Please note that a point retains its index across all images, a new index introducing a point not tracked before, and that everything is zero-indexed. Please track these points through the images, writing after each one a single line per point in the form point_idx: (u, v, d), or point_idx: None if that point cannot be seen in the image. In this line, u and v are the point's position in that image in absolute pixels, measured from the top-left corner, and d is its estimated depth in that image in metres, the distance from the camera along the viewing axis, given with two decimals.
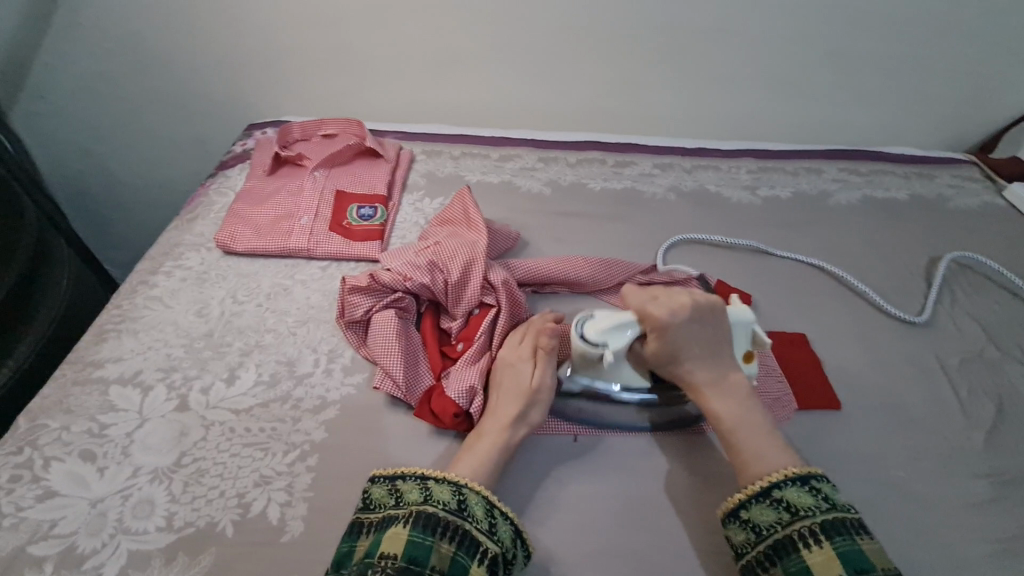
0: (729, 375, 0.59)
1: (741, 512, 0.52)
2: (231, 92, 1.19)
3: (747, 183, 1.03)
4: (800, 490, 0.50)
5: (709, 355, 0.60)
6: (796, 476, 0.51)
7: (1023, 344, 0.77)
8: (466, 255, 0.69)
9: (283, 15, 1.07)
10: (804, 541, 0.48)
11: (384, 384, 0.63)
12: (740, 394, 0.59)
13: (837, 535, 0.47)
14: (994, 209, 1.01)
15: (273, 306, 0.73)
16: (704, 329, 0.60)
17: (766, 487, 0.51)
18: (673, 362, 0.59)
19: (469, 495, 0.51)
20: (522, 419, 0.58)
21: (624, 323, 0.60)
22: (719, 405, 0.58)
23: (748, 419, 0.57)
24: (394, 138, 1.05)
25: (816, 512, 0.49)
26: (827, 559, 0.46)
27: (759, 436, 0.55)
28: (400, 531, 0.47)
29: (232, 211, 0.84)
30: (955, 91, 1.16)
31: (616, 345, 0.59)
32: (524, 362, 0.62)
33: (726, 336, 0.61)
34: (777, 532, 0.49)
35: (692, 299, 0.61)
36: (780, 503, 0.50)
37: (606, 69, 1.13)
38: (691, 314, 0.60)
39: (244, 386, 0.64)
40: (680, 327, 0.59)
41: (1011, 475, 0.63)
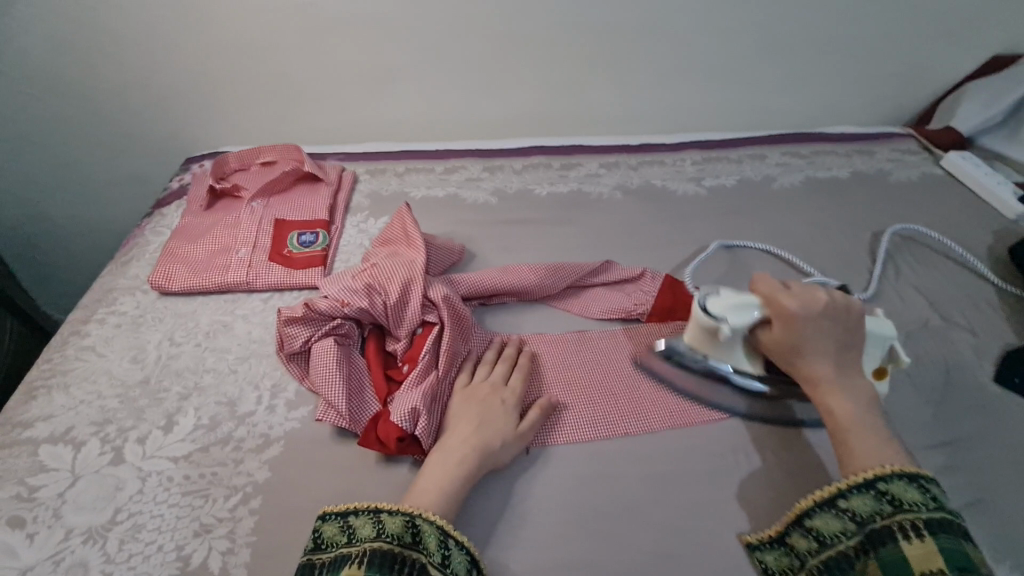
0: (852, 377, 0.56)
1: (840, 500, 0.50)
2: (166, 125, 1.16)
3: (692, 175, 1.04)
4: (908, 485, 0.48)
5: (836, 353, 0.57)
6: (904, 472, 0.49)
7: (965, 310, 0.79)
8: (404, 275, 0.68)
9: (212, 44, 1.05)
10: (903, 532, 0.46)
11: (328, 415, 0.61)
12: (864, 395, 0.55)
13: (941, 532, 0.45)
14: (932, 179, 1.03)
15: (213, 344, 0.71)
16: (835, 326, 0.57)
17: (870, 478, 0.49)
18: (794, 354, 0.57)
19: (423, 526, 0.49)
20: (494, 453, 0.57)
21: (751, 305, 0.59)
22: (838, 404, 0.54)
23: (868, 422, 0.53)
24: (336, 160, 1.04)
25: (923, 509, 0.47)
26: (927, 553, 0.44)
27: (881, 444, 0.51)
28: (355, 571, 0.46)
29: (168, 250, 0.81)
30: (887, 67, 1.19)
31: (736, 321, 0.59)
32: (512, 405, 0.62)
33: (859, 340, 0.58)
34: (877, 522, 0.47)
35: (830, 296, 0.59)
36: (883, 496, 0.48)
37: (544, 72, 1.13)
38: (826, 309, 0.57)
39: (183, 432, 0.62)
40: (812, 319, 0.57)
41: (961, 442, 0.63)
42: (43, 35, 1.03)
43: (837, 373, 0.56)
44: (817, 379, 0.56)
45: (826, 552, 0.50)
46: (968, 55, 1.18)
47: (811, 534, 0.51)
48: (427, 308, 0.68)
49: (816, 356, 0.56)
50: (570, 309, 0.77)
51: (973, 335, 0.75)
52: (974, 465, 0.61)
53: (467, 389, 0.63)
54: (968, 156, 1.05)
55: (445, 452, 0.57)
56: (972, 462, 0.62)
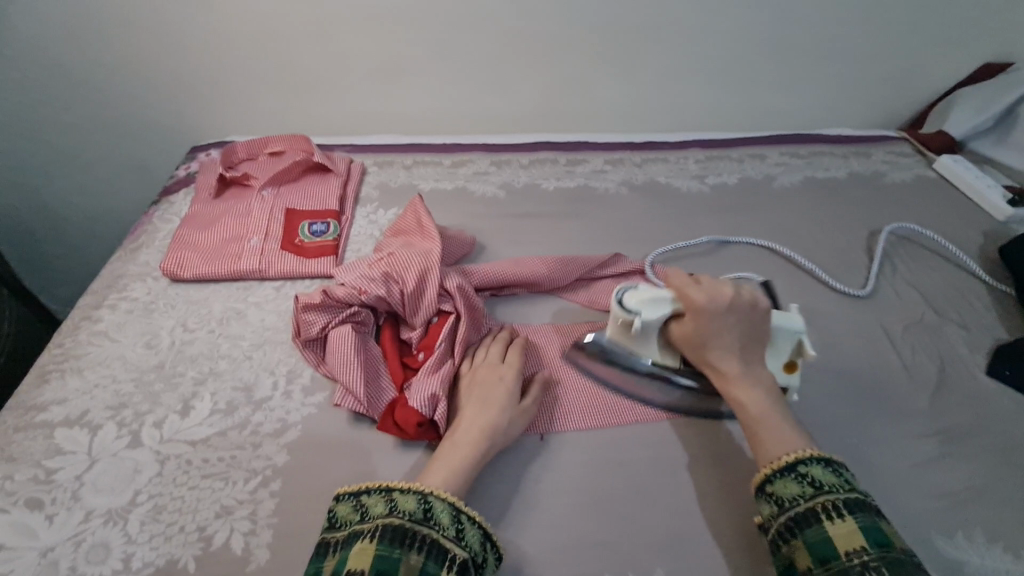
0: (756, 369, 0.58)
1: (766, 486, 0.51)
2: (171, 114, 1.16)
3: (696, 172, 1.06)
4: (825, 468, 0.49)
5: (743, 346, 0.59)
6: (819, 456, 0.50)
7: (958, 307, 0.82)
8: (421, 264, 0.69)
9: (221, 32, 1.05)
10: (826, 513, 0.46)
11: (345, 400, 0.62)
12: (768, 387, 0.58)
13: (858, 511, 0.46)
14: (926, 181, 1.06)
15: (226, 331, 0.71)
16: (743, 321, 0.59)
17: (791, 462, 0.50)
18: (704, 347, 0.59)
19: (435, 503, 0.50)
20: (504, 432, 0.59)
21: (664, 299, 0.62)
22: (743, 394, 0.57)
23: (773, 412, 0.55)
24: (344, 152, 1.04)
25: (840, 490, 0.47)
26: (849, 532, 0.45)
27: (785, 432, 0.53)
28: (367, 546, 0.46)
29: (178, 237, 0.81)
30: (883, 71, 1.22)
31: (649, 316, 0.62)
32: (511, 379, 0.63)
33: (765, 332, 0.60)
34: (800, 505, 0.48)
35: (737, 290, 0.60)
36: (805, 478, 0.49)
37: (551, 68, 1.14)
38: (731, 303, 0.59)
39: (200, 416, 0.62)
40: (719, 315, 0.59)
41: (957, 432, 0.66)
42: (48, 19, 1.02)
43: (744, 366, 0.58)
44: (726, 373, 0.58)
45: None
46: (959, 63, 1.22)
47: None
48: (442, 298, 0.69)
49: (723, 349, 0.58)
50: (579, 302, 0.79)
51: (966, 330, 0.78)
52: (969, 452, 0.64)
53: (471, 371, 0.65)
54: (959, 159, 1.08)
55: (460, 433, 0.58)
56: (965, 450, 0.64)
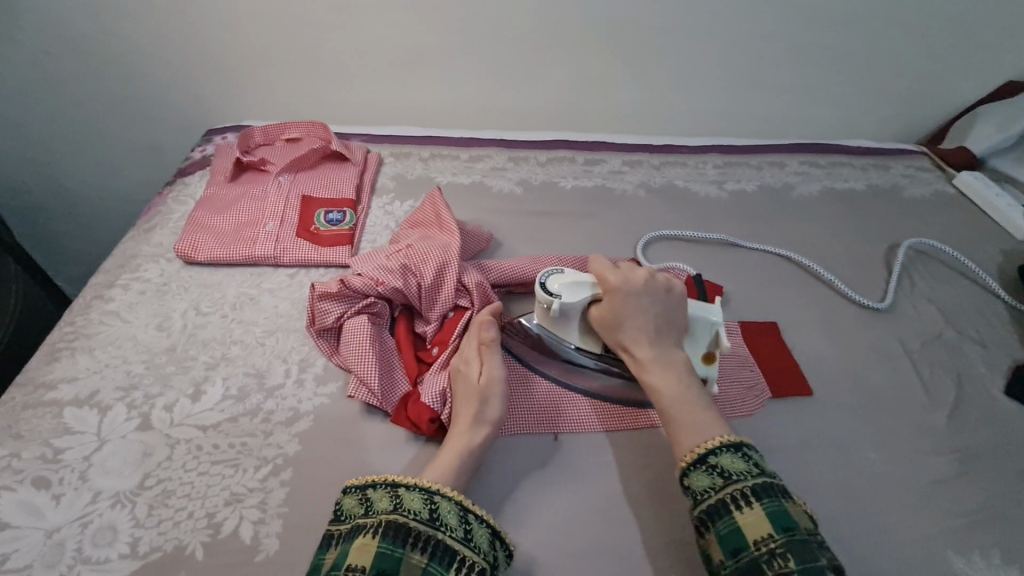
0: (673, 353, 0.58)
1: (681, 479, 0.50)
2: (187, 95, 1.15)
3: (714, 178, 1.05)
4: (733, 455, 0.48)
5: (658, 331, 0.59)
6: (729, 443, 0.49)
7: (977, 324, 0.81)
8: (439, 258, 0.68)
9: (242, 16, 1.04)
10: (735, 503, 0.46)
11: (359, 392, 0.61)
12: (683, 371, 0.56)
13: (765, 496, 0.46)
14: (945, 197, 1.06)
15: (239, 317, 0.71)
16: (655, 306, 0.59)
17: (701, 454, 0.49)
18: (619, 333, 0.59)
19: (441, 503, 0.49)
20: (482, 417, 0.57)
21: (585, 284, 0.61)
22: (656, 377, 0.56)
23: (685, 394, 0.54)
24: (360, 141, 1.03)
25: (748, 476, 0.47)
26: (757, 519, 0.45)
27: (696, 414, 0.52)
28: (369, 542, 0.45)
29: (193, 219, 0.80)
30: (906, 85, 1.21)
31: (568, 297, 0.60)
32: (468, 360, 0.61)
33: (678, 318, 0.60)
34: (711, 498, 0.47)
35: (650, 275, 0.61)
36: (714, 469, 0.48)
37: (572, 67, 1.13)
38: (644, 286, 0.60)
39: (211, 401, 0.61)
40: (632, 297, 0.59)
41: (975, 450, 0.65)
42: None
43: (657, 350, 0.57)
44: (640, 357, 0.57)
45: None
46: (982, 80, 1.21)
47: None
48: (459, 293, 0.68)
49: (636, 333, 0.58)
50: None
51: (985, 348, 0.77)
52: (986, 472, 0.63)
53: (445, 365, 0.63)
54: (979, 176, 1.07)
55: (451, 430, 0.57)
56: (984, 469, 0.63)
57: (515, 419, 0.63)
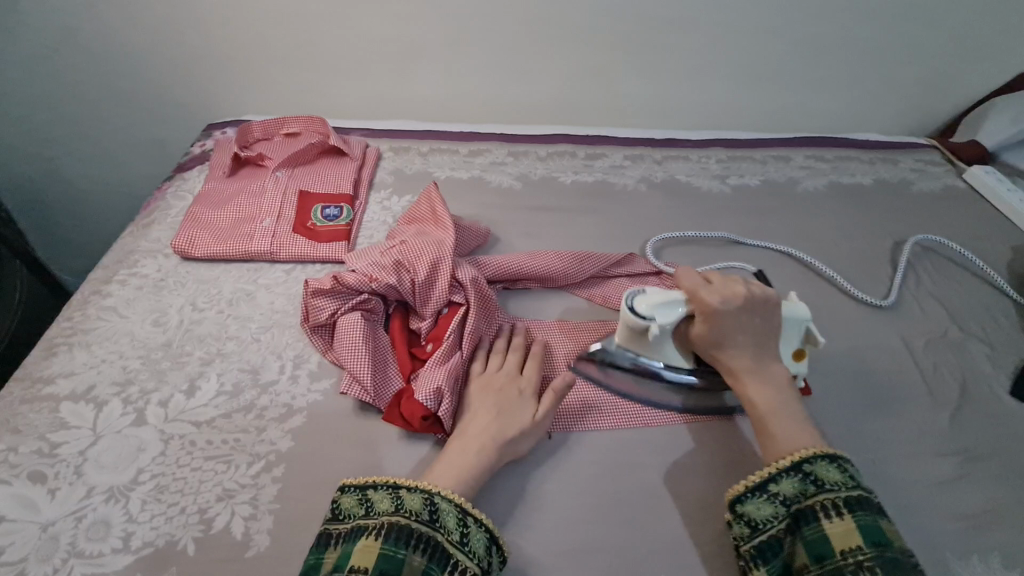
0: (769, 368, 0.58)
1: (769, 485, 0.50)
2: (188, 90, 1.15)
3: (717, 172, 1.03)
4: (829, 466, 0.49)
5: (754, 345, 0.59)
6: (826, 453, 0.50)
7: (983, 323, 0.79)
8: (433, 254, 0.68)
9: (241, 11, 1.03)
10: (825, 512, 0.47)
11: (352, 389, 0.61)
12: (779, 384, 0.57)
13: (860, 509, 0.46)
14: (955, 191, 1.03)
15: (235, 312, 0.71)
16: (752, 318, 0.59)
17: (797, 461, 0.50)
18: (713, 345, 0.59)
19: (441, 504, 0.49)
20: (514, 445, 0.56)
21: (676, 300, 0.62)
22: (753, 390, 0.56)
23: (782, 408, 0.55)
24: (359, 136, 1.03)
25: (843, 487, 0.48)
26: (847, 531, 0.45)
27: (795, 426, 0.53)
28: (371, 543, 0.45)
29: (191, 215, 0.81)
30: (917, 76, 1.18)
31: (664, 320, 0.61)
32: (530, 394, 0.60)
33: (775, 328, 0.60)
34: (802, 503, 0.48)
35: (748, 289, 0.60)
36: (808, 477, 0.49)
37: (573, 60, 1.12)
38: (743, 302, 0.59)
39: (205, 397, 0.61)
40: (730, 314, 0.59)
41: (977, 452, 0.64)
42: None
43: (753, 362, 0.58)
44: (735, 369, 0.58)
45: (757, 536, 0.49)
46: (996, 71, 1.18)
47: (740, 520, 0.50)
48: (453, 289, 0.67)
49: (732, 347, 0.58)
50: (592, 298, 0.77)
51: (991, 347, 0.76)
52: (989, 474, 0.62)
53: (483, 378, 0.62)
54: (990, 170, 1.05)
55: (472, 441, 0.55)
56: (986, 472, 0.62)
57: None
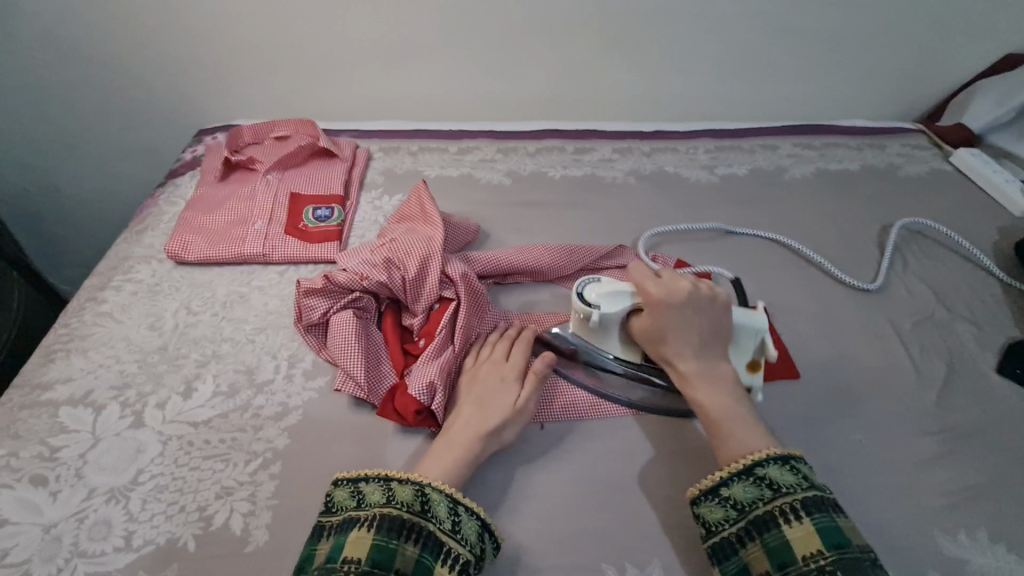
0: (716, 365, 0.59)
1: (721, 489, 0.51)
2: (179, 97, 1.16)
3: (705, 163, 1.04)
4: (781, 468, 0.50)
5: (703, 343, 0.59)
6: (778, 456, 0.51)
7: (970, 303, 0.80)
8: (423, 251, 0.68)
9: (228, 17, 1.04)
10: (784, 517, 0.47)
11: (346, 386, 0.62)
12: (727, 384, 0.58)
13: (817, 511, 0.47)
14: (942, 175, 1.04)
15: (229, 314, 0.72)
16: (699, 317, 0.59)
17: (748, 465, 0.51)
18: (661, 342, 0.60)
19: (432, 495, 0.50)
20: (498, 436, 0.57)
21: (624, 291, 0.62)
22: (701, 389, 0.57)
23: (730, 408, 0.56)
24: (349, 137, 1.04)
25: (798, 489, 0.48)
26: (807, 534, 0.46)
27: (739, 425, 0.54)
28: (363, 535, 0.46)
29: (183, 220, 0.81)
30: (903, 61, 1.19)
31: (608, 309, 0.62)
32: (513, 379, 0.61)
33: (725, 328, 0.60)
34: (758, 508, 0.49)
35: (694, 286, 0.61)
36: (763, 481, 0.50)
37: (560, 55, 1.13)
38: (688, 298, 0.60)
39: (202, 399, 0.62)
40: (678, 311, 0.59)
41: (963, 429, 0.65)
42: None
43: (702, 361, 0.58)
44: (683, 368, 0.58)
45: (712, 539, 0.50)
46: (981, 53, 1.19)
47: (697, 522, 0.52)
48: (444, 284, 0.68)
49: (680, 345, 0.59)
50: None
51: (977, 326, 0.77)
52: (975, 450, 0.63)
53: (470, 371, 0.63)
54: (977, 153, 1.05)
55: (457, 434, 0.56)
56: (973, 450, 0.63)
57: None
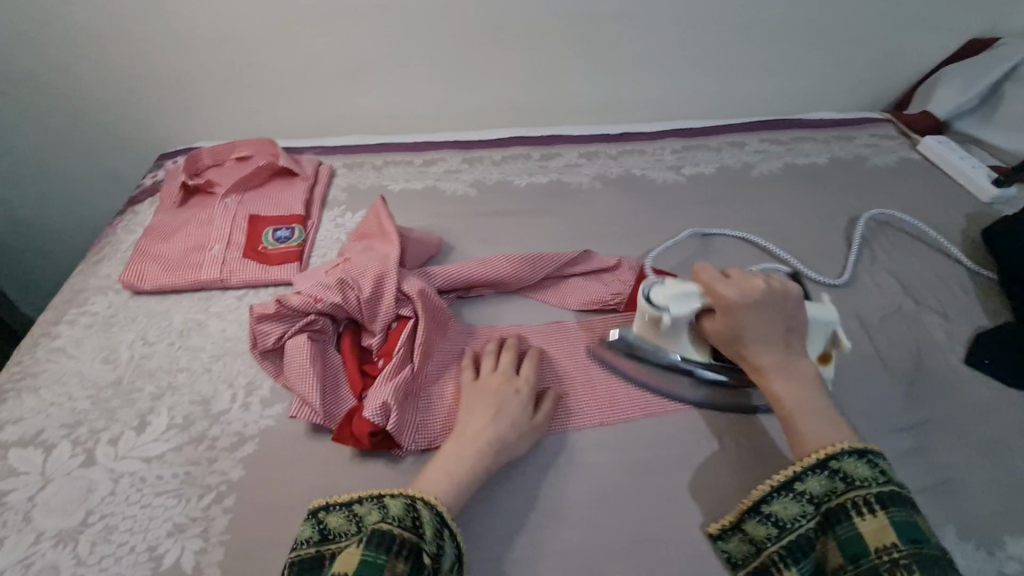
0: (797, 361, 0.56)
1: (797, 484, 0.50)
2: (140, 122, 1.14)
3: (672, 163, 1.03)
4: (857, 461, 0.49)
5: (779, 339, 0.57)
6: (853, 449, 0.49)
7: (938, 294, 0.80)
8: (377, 269, 0.67)
9: (183, 39, 1.03)
10: (857, 509, 0.47)
11: (302, 412, 0.61)
12: (809, 380, 0.55)
13: (893, 505, 0.46)
14: (910, 164, 1.04)
15: (187, 343, 0.70)
16: (774, 312, 0.57)
17: (823, 459, 0.49)
18: (735, 341, 0.58)
19: (424, 512, 0.48)
20: (509, 449, 0.56)
21: (693, 294, 0.61)
22: (781, 388, 0.55)
23: (812, 406, 0.53)
24: (313, 154, 1.02)
25: (874, 483, 0.47)
26: (881, 528, 0.45)
27: (826, 422, 0.52)
28: (353, 550, 0.43)
29: (140, 248, 0.80)
30: (867, 51, 1.18)
31: (679, 312, 0.60)
32: (527, 395, 0.61)
33: (801, 322, 0.59)
34: (832, 501, 0.48)
35: (767, 282, 0.59)
36: (837, 474, 0.49)
37: (521, 63, 1.12)
38: (763, 296, 0.58)
39: (156, 432, 0.61)
40: (751, 308, 0.57)
41: (931, 423, 0.64)
42: (5, 29, 1.00)
43: (780, 358, 0.56)
44: (760, 366, 0.56)
45: (786, 536, 0.50)
46: (944, 39, 1.19)
47: (770, 520, 0.51)
48: (401, 302, 0.67)
49: (755, 343, 0.57)
50: (547, 300, 0.77)
51: (945, 317, 0.76)
52: (943, 445, 0.62)
53: (476, 383, 0.62)
54: (943, 140, 1.05)
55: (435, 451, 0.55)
56: (941, 443, 0.63)
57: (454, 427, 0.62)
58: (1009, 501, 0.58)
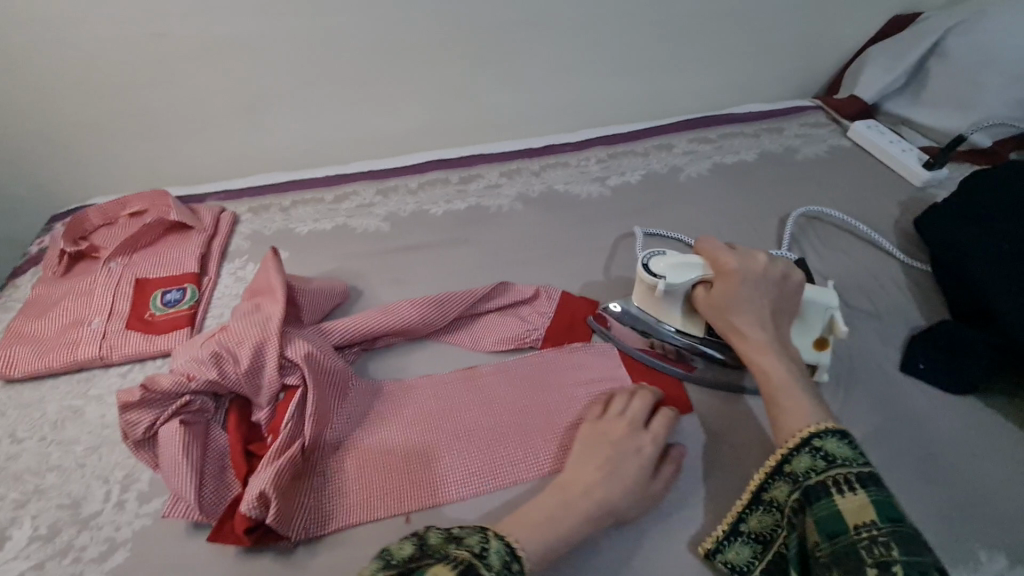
0: (784, 342, 0.58)
1: (784, 466, 0.48)
2: (30, 181, 1.06)
3: (597, 174, 0.99)
4: (841, 442, 0.46)
5: (769, 314, 0.59)
6: (836, 429, 0.47)
7: (870, 293, 0.76)
8: (257, 336, 0.61)
9: (58, 89, 0.95)
10: (838, 486, 0.43)
11: (176, 510, 0.55)
12: (792, 360, 0.56)
13: (872, 485, 0.42)
14: (840, 152, 1.00)
15: (59, 437, 0.64)
16: (771, 289, 0.60)
17: (804, 435, 0.47)
18: (728, 308, 0.59)
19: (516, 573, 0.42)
20: (618, 511, 0.51)
21: (695, 264, 0.63)
22: (767, 359, 0.55)
23: (792, 379, 0.53)
24: (216, 200, 0.96)
25: (856, 463, 0.44)
26: (860, 506, 0.41)
27: (807, 394, 0.51)
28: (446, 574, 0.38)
29: (13, 330, 0.73)
30: (791, 37, 1.15)
31: (675, 279, 0.62)
32: (649, 454, 0.55)
33: (793, 304, 0.61)
34: (812, 479, 0.45)
35: (771, 260, 0.61)
36: (818, 452, 0.46)
37: (433, 83, 1.06)
38: (766, 270, 0.60)
39: (15, 549, 0.54)
40: (751, 279, 0.59)
41: (868, 441, 0.60)
42: None
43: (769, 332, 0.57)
44: (748, 335, 0.57)
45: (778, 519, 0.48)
46: (867, 19, 1.16)
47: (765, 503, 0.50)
48: (286, 369, 0.61)
49: (746, 312, 0.58)
50: (460, 342, 0.72)
51: (879, 319, 0.73)
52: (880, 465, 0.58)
53: (596, 426, 0.57)
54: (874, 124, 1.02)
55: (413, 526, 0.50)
56: (878, 462, 0.59)
57: (356, 506, 0.56)
58: (949, 523, 0.54)
